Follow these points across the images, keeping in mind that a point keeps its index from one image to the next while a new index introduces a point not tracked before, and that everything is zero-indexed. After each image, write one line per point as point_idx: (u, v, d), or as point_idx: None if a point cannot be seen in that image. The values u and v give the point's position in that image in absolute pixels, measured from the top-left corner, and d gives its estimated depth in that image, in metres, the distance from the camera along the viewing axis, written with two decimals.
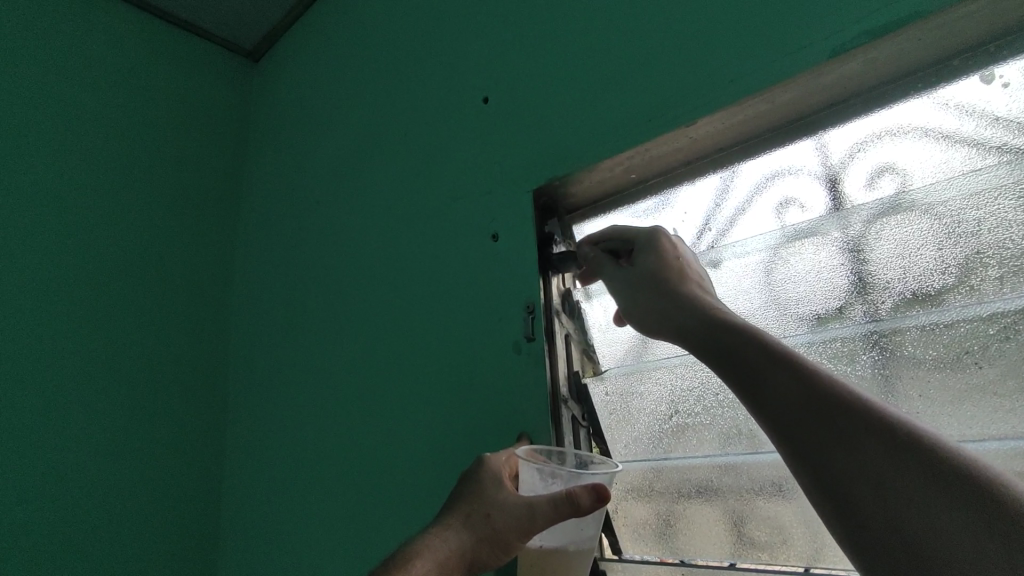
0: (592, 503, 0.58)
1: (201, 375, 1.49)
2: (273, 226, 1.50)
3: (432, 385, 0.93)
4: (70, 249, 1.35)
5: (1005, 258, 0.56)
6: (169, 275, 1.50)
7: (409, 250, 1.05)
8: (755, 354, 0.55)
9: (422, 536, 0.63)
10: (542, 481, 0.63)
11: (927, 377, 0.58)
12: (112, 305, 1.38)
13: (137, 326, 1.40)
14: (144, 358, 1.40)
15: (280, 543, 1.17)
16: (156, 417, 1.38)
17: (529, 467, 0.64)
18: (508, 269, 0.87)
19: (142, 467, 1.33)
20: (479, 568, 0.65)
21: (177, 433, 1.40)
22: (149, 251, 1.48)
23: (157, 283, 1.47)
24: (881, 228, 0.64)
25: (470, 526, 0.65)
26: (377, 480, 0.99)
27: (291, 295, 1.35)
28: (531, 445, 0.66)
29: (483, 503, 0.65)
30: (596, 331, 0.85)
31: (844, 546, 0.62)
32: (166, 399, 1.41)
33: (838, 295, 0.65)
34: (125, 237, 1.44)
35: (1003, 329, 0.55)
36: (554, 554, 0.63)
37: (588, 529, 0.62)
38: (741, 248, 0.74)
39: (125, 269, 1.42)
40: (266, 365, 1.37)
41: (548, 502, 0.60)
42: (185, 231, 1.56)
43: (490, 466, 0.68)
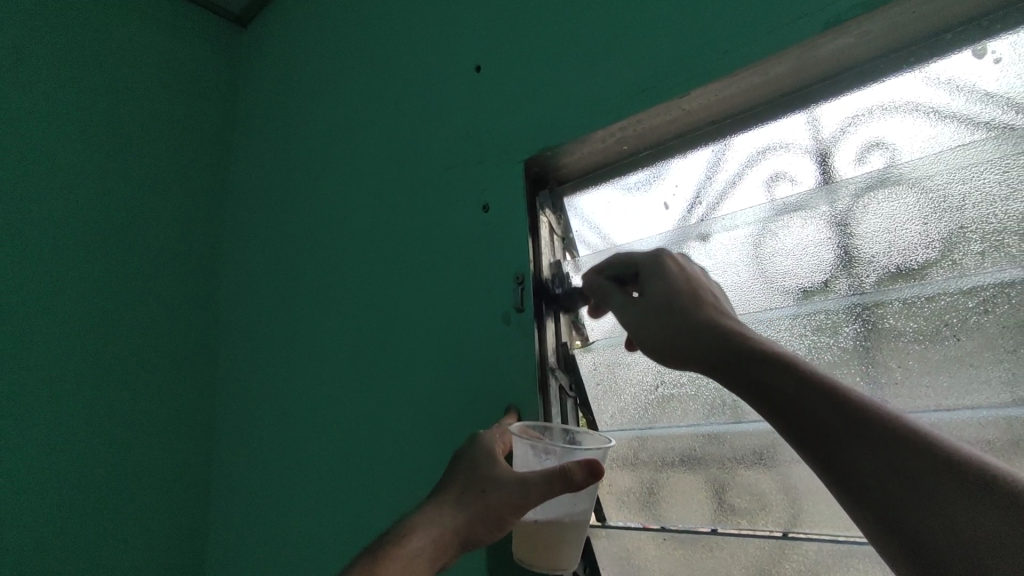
0: (585, 478, 0.59)
1: (190, 345, 1.49)
2: (261, 197, 1.48)
3: (423, 355, 0.94)
4: (61, 217, 1.33)
5: (987, 232, 0.57)
6: (157, 245, 1.49)
7: (397, 219, 1.05)
8: (782, 386, 0.51)
9: (416, 513, 0.64)
10: (536, 457, 0.65)
11: (907, 349, 0.60)
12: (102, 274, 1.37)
13: (127, 296, 1.40)
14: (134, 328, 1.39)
15: (271, 512, 1.18)
16: (146, 387, 1.39)
17: (524, 443, 0.66)
18: (499, 240, 0.87)
19: (134, 435, 1.34)
20: (472, 544, 0.65)
21: (167, 403, 1.41)
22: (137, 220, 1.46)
23: (145, 253, 1.46)
24: (868, 202, 0.64)
25: (463, 502, 0.64)
26: (363, 447, 1.00)
27: (279, 267, 1.34)
28: (524, 420, 0.67)
29: (476, 479, 0.65)
30: (585, 304, 0.85)
31: (821, 511, 0.64)
32: (156, 368, 1.41)
33: (825, 269, 0.66)
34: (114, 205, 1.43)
35: (983, 302, 0.56)
36: (546, 529, 0.63)
37: (580, 504, 0.64)
38: (730, 222, 0.74)
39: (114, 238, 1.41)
40: (253, 338, 1.37)
41: (541, 477, 0.61)
42: (172, 201, 1.54)
43: (485, 444, 0.68)
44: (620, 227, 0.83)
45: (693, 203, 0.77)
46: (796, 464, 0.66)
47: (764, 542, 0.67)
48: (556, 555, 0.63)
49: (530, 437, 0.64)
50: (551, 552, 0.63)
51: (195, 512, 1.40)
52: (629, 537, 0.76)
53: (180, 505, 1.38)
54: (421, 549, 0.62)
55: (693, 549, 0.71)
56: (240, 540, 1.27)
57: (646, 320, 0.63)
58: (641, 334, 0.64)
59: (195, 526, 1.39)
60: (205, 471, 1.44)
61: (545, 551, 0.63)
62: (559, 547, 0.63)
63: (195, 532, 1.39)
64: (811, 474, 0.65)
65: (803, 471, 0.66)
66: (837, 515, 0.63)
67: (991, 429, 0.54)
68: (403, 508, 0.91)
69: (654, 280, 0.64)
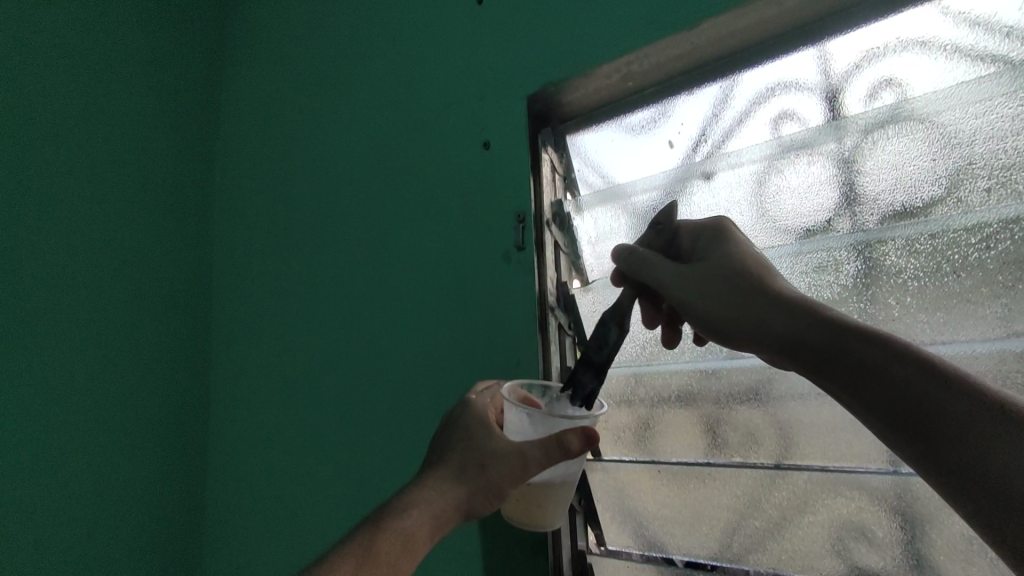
0: (581, 445, 0.59)
1: (156, 287, 1.22)
2: (237, 126, 1.38)
3: (421, 295, 0.94)
4: (97, 117, 1.16)
5: (994, 169, 0.57)
6: (151, 161, 1.25)
7: (392, 157, 1.02)
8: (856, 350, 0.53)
9: (416, 488, 0.62)
10: (528, 423, 0.63)
11: (906, 286, 0.60)
12: (98, 191, 1.14)
13: (90, 220, 1.11)
14: (93, 261, 1.11)
15: (257, 451, 1.15)
16: (107, 335, 1.11)
17: (516, 410, 0.64)
18: (500, 178, 0.86)
19: (94, 390, 1.08)
20: (472, 516, 0.64)
21: (124, 355, 1.14)
22: (137, 131, 1.23)
23: (120, 170, 1.18)
24: (877, 139, 0.63)
25: (463, 476, 0.63)
26: (358, 385, 1.00)
27: (264, 201, 1.27)
28: (513, 384, 0.66)
29: (475, 453, 0.64)
30: (585, 244, 0.85)
31: (813, 444, 0.66)
32: (126, 308, 1.15)
33: (828, 208, 0.66)
34: (116, 110, 1.20)
35: (985, 238, 0.57)
36: (539, 491, 0.64)
37: (572, 466, 0.63)
38: (736, 159, 0.73)
39: (124, 151, 1.20)
40: (234, 274, 1.29)
41: (539, 447, 0.60)
42: (173, 111, 1.32)
43: (479, 412, 0.66)
44: (622, 167, 0.82)
45: (698, 141, 0.76)
46: (789, 399, 0.68)
47: (756, 474, 0.69)
48: (547, 514, 0.64)
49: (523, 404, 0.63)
50: (543, 512, 0.64)
51: (175, 479, 1.19)
52: (623, 471, 0.78)
53: (127, 485, 1.11)
54: (421, 524, 0.60)
55: (686, 480, 0.74)
56: (223, 482, 1.20)
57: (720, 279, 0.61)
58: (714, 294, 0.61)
59: (183, 484, 1.21)
60: (195, 421, 1.25)
61: (539, 510, 0.64)
62: (550, 507, 0.64)
63: (179, 495, 1.19)
64: (805, 409, 0.67)
65: (796, 406, 0.68)
66: (830, 447, 0.65)
67: (983, 363, 0.56)
68: (399, 444, 0.93)
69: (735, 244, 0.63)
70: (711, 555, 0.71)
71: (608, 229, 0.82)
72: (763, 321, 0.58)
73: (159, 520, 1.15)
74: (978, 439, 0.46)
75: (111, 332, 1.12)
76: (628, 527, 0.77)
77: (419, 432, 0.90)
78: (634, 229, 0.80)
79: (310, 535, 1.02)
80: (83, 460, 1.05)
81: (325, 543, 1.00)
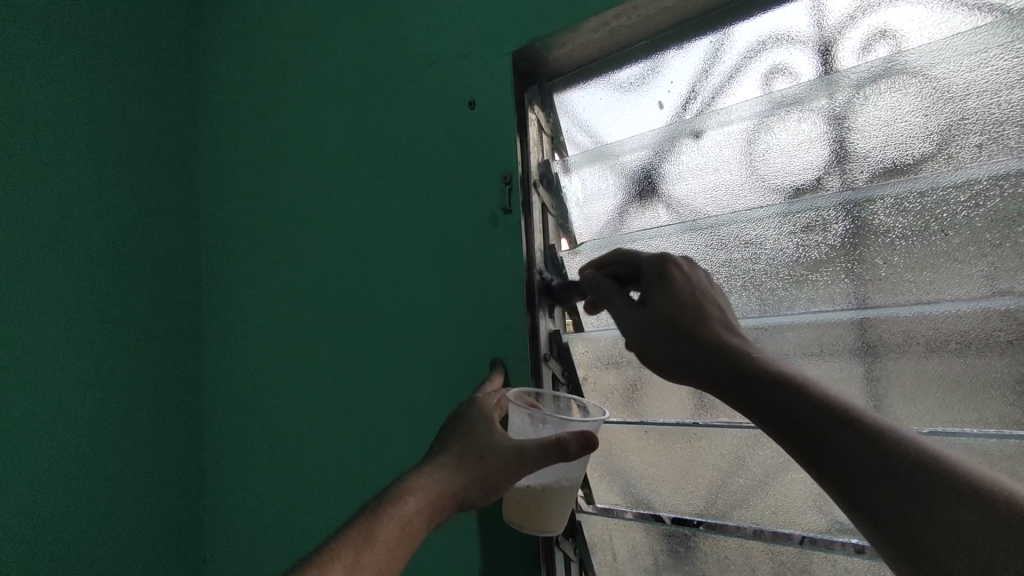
0: (579, 449, 0.60)
1: (149, 262, 1.22)
2: (219, 92, 1.34)
3: (409, 261, 0.93)
4: (72, 83, 1.11)
5: (986, 125, 0.56)
6: (137, 135, 1.23)
7: (375, 117, 0.99)
8: (800, 408, 0.51)
9: (413, 476, 0.63)
10: (532, 425, 0.66)
11: (894, 245, 0.60)
12: (85, 166, 1.12)
13: (76, 197, 1.10)
14: (82, 238, 1.10)
15: (254, 420, 1.17)
16: (100, 313, 1.12)
17: (520, 412, 0.67)
18: (486, 139, 0.84)
19: (90, 367, 1.09)
20: (467, 507, 0.65)
21: (116, 331, 1.14)
22: (120, 102, 1.20)
23: (104, 144, 1.16)
24: (869, 94, 0.62)
25: (460, 467, 0.64)
26: (348, 349, 1.01)
27: (250, 169, 1.24)
28: (518, 390, 0.68)
29: (474, 444, 0.66)
30: (573, 206, 0.83)
31: None
32: (118, 284, 1.15)
33: (817, 167, 0.65)
34: (101, 80, 1.17)
35: (975, 196, 0.56)
36: (539, 493, 0.65)
37: (571, 471, 0.65)
38: (726, 116, 0.70)
39: (108, 124, 1.17)
40: (223, 246, 1.28)
41: (538, 446, 0.61)
42: (156, 79, 1.28)
43: (481, 408, 0.69)
44: (611, 125, 0.80)
45: (688, 99, 0.74)
46: None
47: (742, 432, 0.70)
48: (547, 519, 0.65)
49: (526, 405, 0.65)
50: (544, 515, 0.65)
51: (174, 452, 1.22)
52: (612, 431, 0.79)
53: (127, 454, 1.13)
54: (418, 511, 0.61)
55: (674, 440, 0.74)
56: (223, 448, 1.23)
57: (644, 339, 0.61)
58: (643, 355, 0.61)
59: (180, 455, 1.23)
60: (190, 393, 1.27)
61: (538, 515, 0.65)
62: (551, 511, 0.65)
63: (177, 464, 1.23)
64: None
65: None
66: None
67: (968, 320, 0.56)
68: (391, 409, 0.93)
69: (657, 295, 0.61)
70: (697, 512, 0.72)
71: (597, 190, 0.81)
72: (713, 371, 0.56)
73: (161, 489, 1.19)
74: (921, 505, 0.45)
75: (104, 308, 1.12)
76: (618, 485, 0.78)
77: (410, 397, 0.91)
78: (622, 190, 0.78)
79: (308, 497, 1.05)
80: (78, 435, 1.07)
81: (323, 502, 1.03)
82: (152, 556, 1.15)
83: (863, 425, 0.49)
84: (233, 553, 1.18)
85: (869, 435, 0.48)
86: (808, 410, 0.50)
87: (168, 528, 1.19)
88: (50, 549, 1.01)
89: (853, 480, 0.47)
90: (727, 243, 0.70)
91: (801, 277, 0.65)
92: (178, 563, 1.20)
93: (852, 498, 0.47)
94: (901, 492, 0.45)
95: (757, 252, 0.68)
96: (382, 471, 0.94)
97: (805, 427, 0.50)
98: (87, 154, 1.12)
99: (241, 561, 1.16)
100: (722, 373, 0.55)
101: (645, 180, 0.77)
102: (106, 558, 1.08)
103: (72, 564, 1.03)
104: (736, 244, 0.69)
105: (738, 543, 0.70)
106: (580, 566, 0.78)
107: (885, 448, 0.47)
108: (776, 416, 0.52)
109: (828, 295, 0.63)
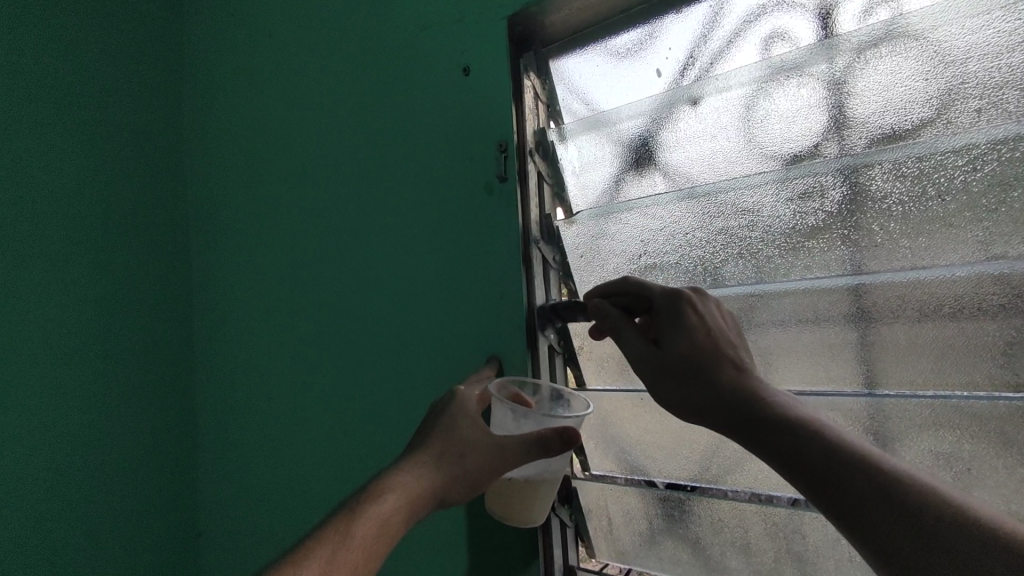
0: (561, 444, 0.61)
1: (138, 236, 1.21)
2: (204, 62, 1.32)
3: (402, 232, 0.92)
4: (55, 52, 1.08)
5: (986, 89, 0.55)
6: (124, 105, 1.20)
7: (366, 85, 0.98)
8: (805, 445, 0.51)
9: (391, 472, 0.63)
10: (514, 420, 0.67)
11: (891, 210, 0.60)
12: (70, 138, 1.10)
13: (63, 169, 1.08)
14: (69, 211, 1.08)
15: (248, 394, 1.18)
16: (91, 287, 1.11)
17: (501, 405, 0.68)
18: (480, 106, 0.83)
19: (82, 342, 1.09)
20: (446, 504, 0.65)
21: (106, 305, 1.13)
22: (105, 72, 1.17)
23: (89, 115, 1.13)
24: (869, 59, 0.61)
25: (441, 464, 0.64)
26: (342, 321, 1.01)
27: (238, 141, 1.23)
28: (506, 379, 0.70)
29: (455, 442, 0.66)
30: (569, 174, 0.82)
31: (793, 367, 0.67)
32: (108, 258, 1.14)
33: (815, 133, 0.64)
34: (84, 48, 1.13)
35: (973, 160, 0.56)
36: (520, 487, 0.65)
37: (554, 465, 0.65)
38: (724, 81, 0.69)
39: (94, 96, 1.14)
40: (212, 220, 1.27)
41: (520, 442, 0.62)
42: (139, 47, 1.25)
43: (464, 402, 0.70)
44: (608, 93, 0.79)
45: (687, 65, 0.74)
46: (769, 327, 0.68)
47: None
48: (531, 510, 0.66)
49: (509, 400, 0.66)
50: (526, 507, 0.66)
51: (167, 425, 1.23)
52: (607, 398, 0.79)
53: (121, 428, 1.14)
54: (395, 508, 0.61)
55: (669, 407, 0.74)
56: (218, 420, 1.24)
57: (659, 378, 0.60)
58: (658, 397, 0.61)
59: (174, 427, 1.25)
60: (181, 366, 1.28)
61: (520, 507, 0.66)
62: (533, 503, 0.66)
63: (170, 436, 1.24)
64: (786, 336, 0.67)
65: (775, 333, 0.67)
66: (820, 370, 0.65)
67: (961, 285, 0.56)
68: (385, 380, 0.94)
69: (671, 332, 0.60)
70: (690, 476, 0.74)
71: (593, 158, 0.80)
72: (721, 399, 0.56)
73: (154, 461, 1.20)
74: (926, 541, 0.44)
75: (93, 282, 1.12)
76: (612, 452, 0.79)
77: (405, 367, 0.91)
78: (619, 158, 0.78)
79: (303, 469, 1.06)
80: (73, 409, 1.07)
81: (317, 473, 1.04)
82: (148, 525, 1.17)
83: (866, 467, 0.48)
84: (229, 522, 1.20)
85: (886, 482, 0.47)
86: (823, 457, 0.50)
87: (163, 499, 1.21)
88: (47, 521, 1.02)
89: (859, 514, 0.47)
90: (724, 212, 0.70)
91: (797, 244, 0.66)
92: (174, 531, 1.22)
93: (867, 542, 0.46)
94: (925, 541, 0.44)
95: (754, 219, 0.68)
96: (377, 442, 0.95)
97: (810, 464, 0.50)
98: (72, 126, 1.10)
99: (237, 531, 1.18)
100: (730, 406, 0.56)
101: (642, 148, 0.76)
102: (104, 528, 1.10)
103: (69, 534, 1.05)
104: (733, 212, 0.69)
105: (730, 506, 0.71)
106: (575, 531, 0.81)
107: (902, 495, 0.46)
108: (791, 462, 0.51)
109: (824, 262, 0.64)
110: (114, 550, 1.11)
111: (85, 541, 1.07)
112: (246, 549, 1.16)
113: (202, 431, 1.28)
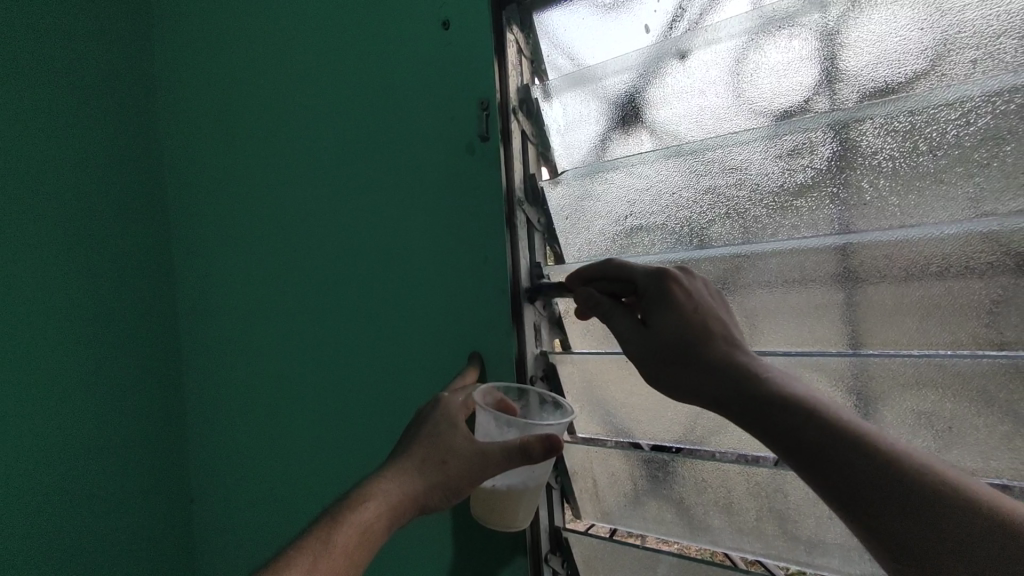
0: (543, 453, 0.60)
1: (120, 208, 1.24)
2: (174, 25, 1.30)
3: (382, 192, 0.90)
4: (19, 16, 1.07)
5: (983, 39, 0.53)
6: (97, 75, 1.21)
7: (344, 38, 0.93)
8: (798, 422, 0.52)
9: (374, 480, 0.64)
10: (497, 427, 0.65)
11: (881, 166, 0.58)
12: (45, 116, 1.11)
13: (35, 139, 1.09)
14: (42, 182, 1.10)
15: (235, 358, 1.20)
16: (74, 262, 1.14)
17: (486, 413, 0.67)
18: (461, 63, 0.80)
19: (64, 313, 1.13)
20: (429, 510, 0.66)
21: (89, 278, 1.17)
22: (72, 33, 1.16)
23: (59, 81, 1.13)
24: (865, 7, 0.58)
25: (421, 472, 0.64)
26: (325, 285, 0.99)
27: (214, 103, 1.21)
28: (490, 386, 0.68)
29: (438, 449, 0.65)
30: (554, 133, 0.80)
31: (780, 325, 0.66)
32: (91, 233, 1.18)
33: (807, 87, 0.62)
34: (48, 12, 1.12)
35: (966, 114, 0.54)
36: (503, 493, 0.65)
37: (537, 471, 0.65)
38: (713, 32, 0.66)
39: (63, 63, 1.14)
40: (189, 188, 1.30)
41: (502, 450, 0.62)
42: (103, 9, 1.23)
43: (448, 410, 0.68)
44: (595, 46, 0.75)
45: (676, 16, 0.70)
46: (755, 287, 0.67)
47: None
48: (514, 514, 0.66)
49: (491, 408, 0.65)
50: (508, 512, 0.66)
51: (154, 379, 1.30)
52: (590, 361, 0.77)
53: (104, 388, 1.19)
54: (378, 515, 0.62)
55: None
56: (206, 377, 1.29)
57: (649, 361, 0.61)
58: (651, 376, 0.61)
59: (161, 391, 1.31)
60: (166, 332, 1.33)
61: (503, 513, 0.66)
62: (515, 508, 0.66)
63: (154, 392, 1.29)
64: (770, 297, 0.66)
65: (762, 295, 0.66)
66: (802, 330, 0.65)
67: (950, 243, 0.55)
68: (370, 344, 0.93)
69: (660, 313, 0.60)
70: (676, 438, 0.73)
71: (579, 116, 0.77)
72: (711, 379, 0.57)
73: (143, 414, 1.27)
74: (916, 507, 0.46)
75: (72, 251, 1.14)
76: (597, 416, 0.79)
77: (389, 331, 0.90)
78: (605, 115, 0.75)
79: (294, 429, 1.08)
80: (54, 374, 1.11)
81: (306, 434, 1.05)
82: (137, 474, 1.25)
83: (856, 441, 0.49)
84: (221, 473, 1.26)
85: (878, 459, 0.48)
86: (814, 433, 0.51)
87: (150, 450, 1.28)
88: (43, 484, 1.08)
89: (855, 486, 0.48)
90: (711, 170, 0.68)
91: (785, 203, 0.64)
92: (167, 487, 1.31)
93: (864, 522, 0.48)
94: (911, 513, 0.46)
95: (742, 177, 0.66)
96: (364, 404, 0.95)
97: (803, 441, 0.51)
98: (47, 104, 1.12)
99: (235, 488, 1.23)
100: (722, 390, 0.56)
101: (628, 105, 0.73)
102: (95, 481, 1.17)
103: (59, 489, 1.11)
104: (720, 170, 0.67)
105: (714, 467, 0.71)
106: (562, 493, 0.81)
107: (893, 469, 0.48)
108: (781, 437, 0.52)
109: (811, 222, 0.63)
110: (105, 501, 1.18)
111: (82, 498, 1.14)
112: (240, 505, 1.22)
113: (189, 381, 1.35)
